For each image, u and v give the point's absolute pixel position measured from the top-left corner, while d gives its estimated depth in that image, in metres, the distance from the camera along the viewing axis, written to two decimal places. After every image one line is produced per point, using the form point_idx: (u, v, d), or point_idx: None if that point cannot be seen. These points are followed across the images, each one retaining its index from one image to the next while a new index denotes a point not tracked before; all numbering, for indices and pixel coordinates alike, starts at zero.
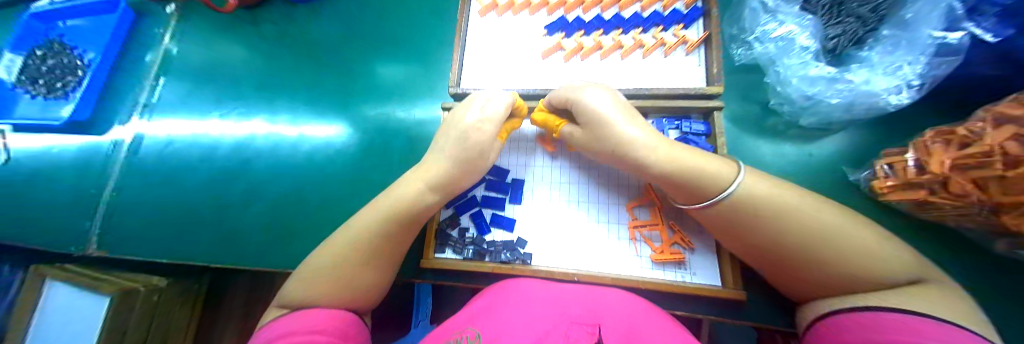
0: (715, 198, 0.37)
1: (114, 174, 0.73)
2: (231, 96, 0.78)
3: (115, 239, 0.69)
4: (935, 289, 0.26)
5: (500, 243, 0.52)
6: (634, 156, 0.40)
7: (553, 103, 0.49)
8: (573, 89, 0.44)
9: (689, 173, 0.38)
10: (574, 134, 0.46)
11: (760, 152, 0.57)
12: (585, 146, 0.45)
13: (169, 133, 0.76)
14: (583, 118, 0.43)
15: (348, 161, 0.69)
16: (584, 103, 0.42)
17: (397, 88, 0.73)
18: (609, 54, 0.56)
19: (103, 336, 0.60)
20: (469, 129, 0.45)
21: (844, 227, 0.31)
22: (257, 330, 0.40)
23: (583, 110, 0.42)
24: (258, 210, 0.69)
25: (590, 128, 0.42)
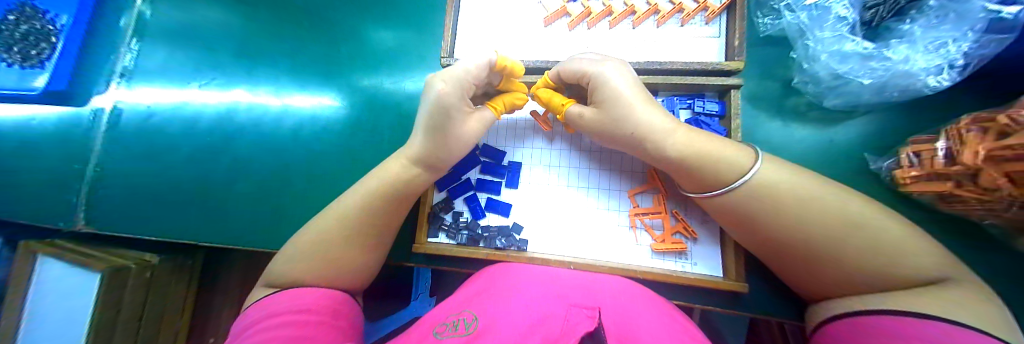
0: (728, 187, 0.35)
1: (96, 146, 0.71)
2: (210, 65, 0.74)
3: (104, 213, 0.69)
4: (963, 290, 0.25)
5: (494, 228, 0.50)
6: (657, 140, 0.37)
7: (562, 77, 0.43)
8: (592, 63, 0.40)
9: (709, 160, 0.35)
10: (585, 114, 0.40)
11: (776, 136, 0.53)
12: (597, 129, 0.39)
13: (148, 103, 0.73)
14: (604, 94, 0.38)
15: (336, 135, 0.66)
16: (608, 77, 0.38)
17: (385, 57, 0.68)
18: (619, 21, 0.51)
19: (96, 309, 0.63)
20: (440, 100, 0.39)
21: (869, 219, 0.29)
22: (244, 310, 0.39)
23: (606, 84, 0.37)
24: (247, 186, 0.67)
25: (609, 106, 0.38)
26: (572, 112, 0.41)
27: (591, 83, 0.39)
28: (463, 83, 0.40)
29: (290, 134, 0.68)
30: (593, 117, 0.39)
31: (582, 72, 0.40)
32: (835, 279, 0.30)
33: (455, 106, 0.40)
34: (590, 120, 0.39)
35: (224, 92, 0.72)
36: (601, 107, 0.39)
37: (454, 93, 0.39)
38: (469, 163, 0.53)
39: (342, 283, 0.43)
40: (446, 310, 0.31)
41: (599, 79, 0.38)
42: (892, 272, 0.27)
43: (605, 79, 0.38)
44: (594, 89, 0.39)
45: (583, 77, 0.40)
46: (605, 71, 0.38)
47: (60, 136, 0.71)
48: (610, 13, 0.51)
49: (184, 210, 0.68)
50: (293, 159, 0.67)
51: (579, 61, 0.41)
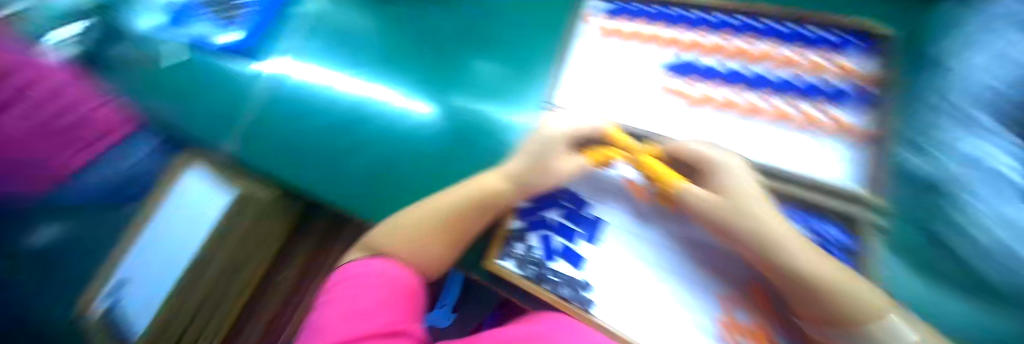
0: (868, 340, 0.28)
1: (251, 96, 0.87)
2: (353, 55, 0.87)
3: (243, 151, 0.83)
4: None
5: (563, 277, 0.51)
6: (785, 244, 0.33)
7: (676, 154, 0.46)
8: (711, 149, 0.43)
9: (851, 290, 0.30)
10: (700, 194, 0.40)
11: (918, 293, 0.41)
12: (711, 211, 0.38)
13: (296, 73, 0.86)
14: (724, 181, 0.39)
15: (437, 142, 0.72)
16: (729, 167, 0.40)
17: (499, 85, 0.73)
18: (738, 113, 0.52)
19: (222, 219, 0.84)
20: (547, 134, 0.51)
21: None
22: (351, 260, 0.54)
23: (726, 173, 0.39)
24: (352, 163, 0.76)
25: (728, 192, 0.38)
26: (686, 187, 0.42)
27: (706, 166, 0.42)
28: (571, 131, 0.51)
29: (398, 129, 0.76)
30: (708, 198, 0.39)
31: (699, 155, 0.43)
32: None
33: (555, 143, 0.50)
34: (705, 199, 0.39)
35: (364, 83, 0.82)
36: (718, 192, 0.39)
37: (561, 133, 0.50)
38: (553, 204, 0.57)
39: (419, 261, 0.53)
40: None
41: (719, 165, 0.40)
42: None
43: (725, 167, 0.40)
44: (711, 173, 0.41)
45: (700, 159, 0.43)
46: (728, 160, 0.40)
47: (234, 84, 0.89)
48: (737, 104, 0.53)
49: (300, 166, 0.80)
50: (401, 155, 0.73)
51: (700, 145, 0.44)
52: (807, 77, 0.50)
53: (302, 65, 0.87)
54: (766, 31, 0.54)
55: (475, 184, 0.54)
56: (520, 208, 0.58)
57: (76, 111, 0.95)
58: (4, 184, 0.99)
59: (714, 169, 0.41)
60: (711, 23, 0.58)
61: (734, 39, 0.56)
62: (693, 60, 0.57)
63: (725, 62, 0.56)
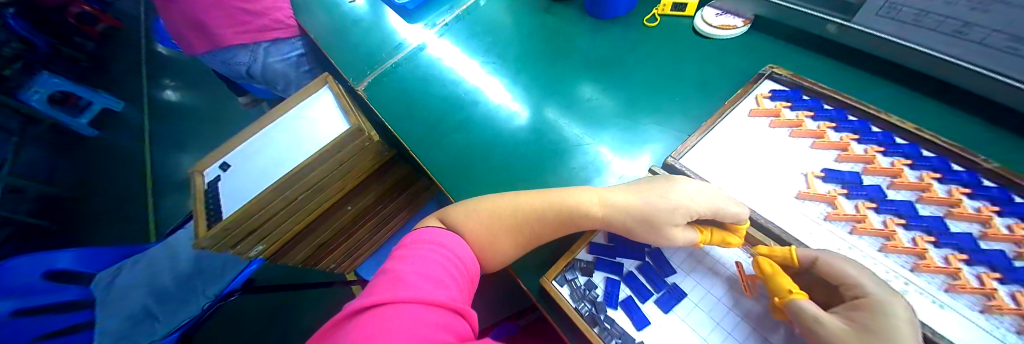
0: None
1: (401, 54, 1.02)
2: (494, 49, 0.97)
3: (374, 92, 0.96)
4: None
5: (618, 330, 0.47)
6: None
7: (818, 269, 0.41)
8: (871, 280, 0.36)
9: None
10: (822, 316, 0.35)
11: None
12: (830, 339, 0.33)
13: (444, 50, 1.00)
14: (869, 317, 0.33)
15: (542, 150, 0.77)
16: (889, 308, 0.33)
17: (616, 122, 0.78)
18: (895, 250, 0.46)
19: (335, 142, 0.90)
20: (683, 206, 0.47)
21: None
22: (438, 227, 0.54)
23: (880, 311, 0.33)
24: (460, 139, 0.83)
25: (873, 328, 0.31)
26: (803, 302, 0.37)
27: (862, 301, 0.35)
28: (710, 211, 0.47)
29: (509, 124, 0.83)
30: (830, 324, 0.34)
31: (852, 280, 0.37)
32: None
33: (687, 217, 0.47)
34: (825, 325, 0.34)
35: (489, 74, 0.93)
36: (854, 324, 0.33)
37: (699, 211, 0.47)
38: (631, 253, 0.55)
39: (491, 254, 0.53)
40: None
41: (875, 301, 0.34)
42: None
43: (885, 306, 0.33)
44: (860, 305, 0.35)
45: (853, 286, 0.37)
46: (895, 303, 0.33)
47: (391, 41, 1.06)
48: (889, 236, 0.47)
49: (414, 124, 0.89)
50: (503, 146, 0.80)
51: (856, 271, 0.38)
52: (988, 244, 0.44)
53: (449, 45, 1.01)
54: (948, 174, 0.49)
55: (571, 198, 0.53)
56: (592, 241, 0.57)
57: (261, 7, 1.18)
58: (195, 43, 1.26)
59: (869, 303, 0.34)
60: (886, 143, 0.55)
61: (911, 170, 0.52)
62: (851, 170, 0.54)
63: (887, 189, 0.52)
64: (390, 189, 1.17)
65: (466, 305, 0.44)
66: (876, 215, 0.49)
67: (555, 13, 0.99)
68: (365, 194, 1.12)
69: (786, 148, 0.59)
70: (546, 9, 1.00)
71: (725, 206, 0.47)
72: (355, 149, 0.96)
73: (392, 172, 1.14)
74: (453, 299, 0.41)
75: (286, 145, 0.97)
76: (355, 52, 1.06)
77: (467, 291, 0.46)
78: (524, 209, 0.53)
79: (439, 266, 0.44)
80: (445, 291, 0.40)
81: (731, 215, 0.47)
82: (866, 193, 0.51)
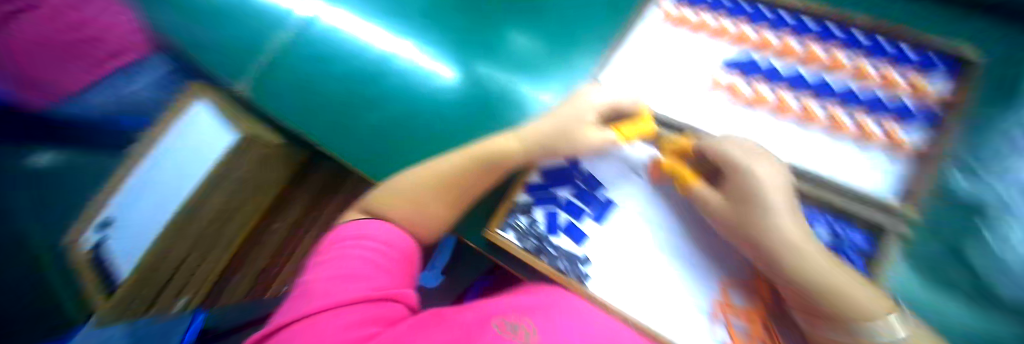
0: (857, 332, 0.31)
1: (283, 33, 0.85)
2: (387, 10, 0.84)
3: (266, 91, 0.84)
4: None
5: (563, 252, 0.50)
6: (783, 254, 0.35)
7: (709, 154, 0.44)
8: (741, 155, 0.41)
9: (844, 298, 0.32)
10: (711, 200, 0.42)
11: (918, 304, 0.41)
12: (718, 219, 0.41)
13: (333, 22, 0.85)
14: (745, 192, 0.39)
15: (462, 109, 0.72)
16: (758, 179, 0.38)
17: (532, 61, 0.73)
18: (782, 115, 0.48)
19: None
20: (583, 104, 0.49)
21: None
22: (342, 223, 0.48)
23: (752, 183, 0.39)
24: (373, 118, 0.77)
25: (750, 200, 0.39)
26: (699, 191, 0.43)
27: (736, 175, 0.41)
28: (609, 104, 0.49)
29: (423, 91, 0.76)
30: (718, 206, 0.41)
31: (729, 161, 0.41)
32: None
33: (592, 114, 0.48)
34: (714, 203, 0.42)
35: (395, 38, 0.81)
36: (733, 201, 0.40)
37: (599, 105, 0.49)
38: (563, 181, 0.54)
39: (420, 229, 0.49)
40: (498, 312, 0.41)
41: (747, 175, 0.39)
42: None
43: (755, 178, 0.39)
44: (736, 182, 0.41)
45: (728, 167, 0.41)
46: (763, 171, 0.39)
47: (261, 22, 0.86)
48: (779, 105, 0.49)
49: (319, 115, 0.81)
50: (422, 121, 0.74)
51: (733, 151, 0.42)
52: (859, 86, 0.46)
53: (335, 12, 0.85)
54: (823, 34, 0.50)
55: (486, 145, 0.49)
56: (528, 182, 0.55)
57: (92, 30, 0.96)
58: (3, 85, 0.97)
59: (741, 177, 0.40)
60: (772, 20, 0.54)
61: (796, 40, 0.51)
62: (744, 52, 0.54)
63: (777, 62, 0.51)
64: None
65: (404, 285, 0.42)
66: (768, 88, 0.51)
67: None
68: None
69: (688, 46, 0.57)
70: None
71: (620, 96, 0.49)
72: None
73: None
74: (385, 287, 0.39)
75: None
76: (226, 52, 0.86)
77: (402, 270, 0.43)
78: (440, 170, 0.49)
79: (360, 260, 0.40)
80: (373, 283, 0.38)
81: (627, 100, 0.50)
82: (758, 71, 0.51)
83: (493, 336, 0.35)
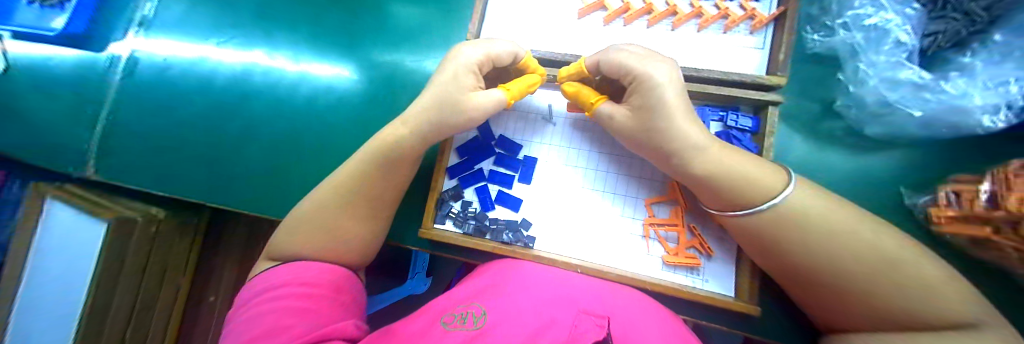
0: (754, 209, 0.34)
1: (114, 85, 0.70)
2: (228, 23, 0.71)
3: (114, 164, 0.68)
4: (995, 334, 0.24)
5: (503, 222, 0.48)
6: (688, 155, 0.35)
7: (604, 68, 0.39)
8: (636, 59, 0.36)
9: (741, 182, 0.34)
10: (616, 116, 0.38)
11: (791, 154, 0.50)
12: (625, 134, 0.38)
13: (167, 55, 0.70)
14: (646, 99, 0.35)
15: (351, 110, 0.63)
16: (657, 82, 0.34)
17: (410, 33, 0.64)
18: (657, 21, 0.48)
19: (101, 262, 0.63)
20: (458, 67, 0.41)
21: (904, 255, 0.29)
22: (251, 279, 0.42)
23: (652, 89, 0.34)
24: (256, 152, 0.65)
25: (651, 112, 0.35)
26: (604, 111, 0.39)
27: (635, 84, 0.36)
28: (485, 60, 0.42)
29: (305, 102, 0.65)
30: (623, 121, 0.38)
31: (627, 69, 0.36)
32: (857, 304, 0.30)
33: (471, 75, 0.42)
34: (619, 122, 0.38)
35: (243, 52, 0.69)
36: (636, 112, 0.36)
37: (476, 61, 0.41)
38: (483, 154, 0.51)
39: (343, 259, 0.44)
40: (459, 300, 0.36)
41: (647, 80, 0.35)
42: (923, 279, 0.27)
43: (654, 82, 0.34)
44: (637, 90, 0.36)
45: (627, 75, 0.36)
46: (660, 73, 0.34)
47: (83, 83, 0.70)
48: (650, 11, 0.48)
49: (190, 169, 0.67)
50: (308, 136, 0.64)
51: (627, 57, 0.37)
52: None
53: (166, 43, 0.71)
54: None
55: (377, 140, 0.44)
56: (449, 166, 0.51)
57: None
58: None
59: (642, 87, 0.35)
60: None
61: None
62: None
63: None
64: (246, 249, 0.90)
65: (336, 321, 0.35)
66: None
67: None
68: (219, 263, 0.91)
69: None
70: None
71: (493, 47, 0.41)
72: (142, 247, 0.69)
73: (233, 229, 0.91)
74: (296, 330, 0.32)
75: (57, 294, 0.68)
76: (59, 133, 0.69)
77: (335, 308, 0.37)
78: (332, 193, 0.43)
79: (271, 311, 0.34)
80: (293, 331, 0.31)
81: (504, 54, 0.41)
82: None
83: (440, 332, 0.29)
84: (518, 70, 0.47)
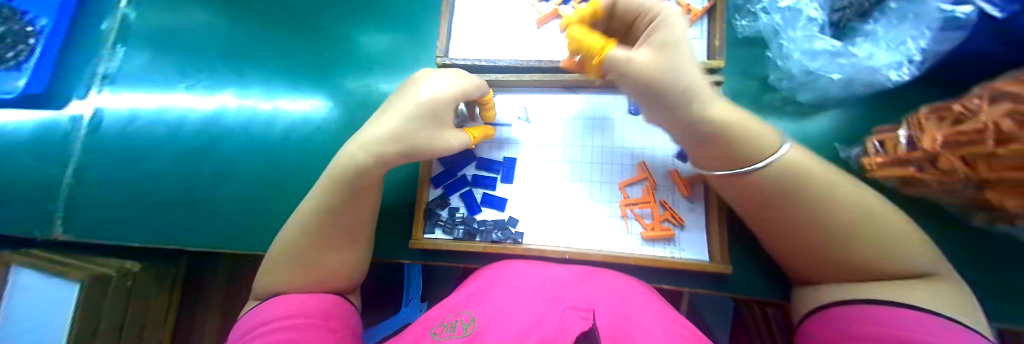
0: (761, 164, 0.32)
1: (77, 144, 0.68)
2: (194, 67, 0.71)
3: (81, 225, 0.65)
4: (945, 290, 0.27)
5: (491, 223, 0.49)
6: (707, 101, 0.32)
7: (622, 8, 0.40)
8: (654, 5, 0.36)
9: (745, 141, 0.32)
10: (635, 57, 0.34)
11: None
12: (646, 76, 0.33)
13: (130, 106, 0.70)
14: (671, 37, 0.33)
15: (328, 138, 0.64)
16: (674, 19, 0.34)
17: (380, 59, 0.67)
18: None
19: (75, 324, 0.60)
20: (433, 101, 0.40)
21: (885, 210, 0.30)
22: (241, 315, 0.42)
23: (676, 27, 0.33)
24: (232, 190, 0.64)
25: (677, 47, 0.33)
26: (619, 54, 0.35)
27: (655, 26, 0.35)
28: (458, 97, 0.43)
29: (280, 136, 0.66)
30: (642, 60, 0.34)
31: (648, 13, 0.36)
32: (825, 261, 0.32)
33: (444, 113, 0.42)
34: (640, 60, 0.33)
35: (213, 94, 0.69)
36: (657, 49, 0.33)
37: (449, 98, 0.41)
38: (465, 160, 0.53)
39: (336, 280, 0.44)
40: (447, 310, 0.37)
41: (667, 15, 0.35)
42: (882, 242, 0.29)
43: (671, 16, 0.34)
44: (657, 30, 0.34)
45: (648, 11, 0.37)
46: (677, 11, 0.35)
47: (43, 146, 0.68)
48: None
49: (163, 218, 0.65)
50: (287, 167, 0.64)
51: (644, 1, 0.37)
52: None
53: (132, 96, 0.70)
54: None
55: None
56: (433, 176, 0.53)
57: None
58: None
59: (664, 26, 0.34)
60: None
61: None
62: None
63: None
64: (229, 293, 0.89)
65: None
66: None
67: None
68: (202, 310, 0.87)
69: None
70: None
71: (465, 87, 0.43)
72: (121, 302, 0.66)
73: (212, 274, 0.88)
74: None
75: None
76: (20, 199, 0.67)
77: (326, 337, 0.37)
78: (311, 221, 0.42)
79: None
80: None
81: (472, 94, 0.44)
82: None
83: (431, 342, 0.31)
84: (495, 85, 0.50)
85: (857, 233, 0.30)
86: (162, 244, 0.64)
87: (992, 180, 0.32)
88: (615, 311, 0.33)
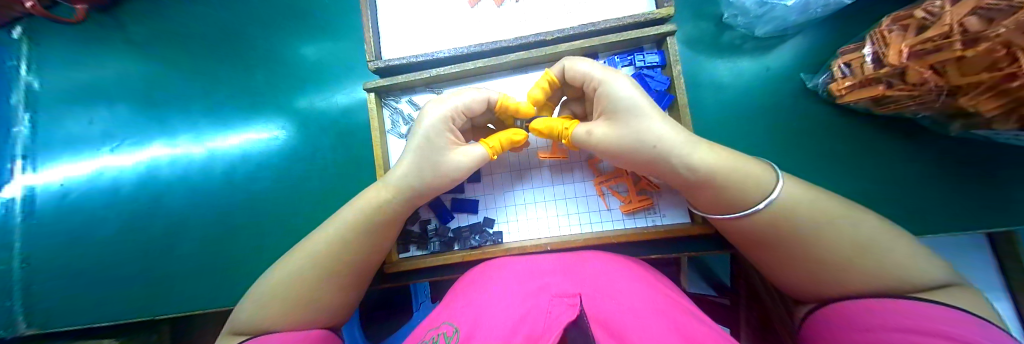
0: (749, 210, 0.30)
1: (18, 228, 0.67)
2: (118, 126, 0.71)
3: (46, 313, 0.65)
4: (966, 296, 0.23)
5: (466, 228, 0.47)
6: (682, 153, 0.31)
7: (567, 78, 0.37)
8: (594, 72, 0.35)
9: (736, 180, 0.31)
10: (596, 130, 0.34)
11: None
12: (613, 147, 0.33)
13: (62, 181, 0.69)
14: (621, 103, 0.33)
15: (277, 167, 0.66)
16: (623, 85, 0.33)
17: (312, 75, 0.66)
18: None
19: None
20: (433, 128, 0.36)
21: (876, 239, 0.27)
22: None
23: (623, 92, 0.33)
24: (187, 248, 0.66)
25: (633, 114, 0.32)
26: (580, 131, 0.35)
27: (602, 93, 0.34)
28: (456, 113, 0.37)
29: (223, 177, 0.67)
30: (604, 133, 0.34)
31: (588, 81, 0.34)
32: (802, 278, 0.29)
33: (445, 134, 0.37)
34: (600, 134, 0.34)
35: (139, 150, 0.70)
36: (613, 122, 0.34)
37: (449, 117, 0.37)
38: None
39: None
40: (424, 330, 0.29)
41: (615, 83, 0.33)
42: (886, 273, 0.25)
43: (622, 85, 0.33)
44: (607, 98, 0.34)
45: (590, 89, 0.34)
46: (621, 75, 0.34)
47: None
48: None
49: (125, 286, 0.66)
50: (255, 208, 0.66)
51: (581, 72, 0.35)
52: None
53: (61, 168, 0.69)
54: None
55: None
56: None
57: None
58: None
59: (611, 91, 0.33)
60: None
61: None
62: None
63: None
64: None
65: None
66: None
67: (130, 18, 0.72)
68: None
69: None
70: (115, 26, 0.72)
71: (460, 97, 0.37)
72: None
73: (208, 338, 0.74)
74: None
75: None
76: None
77: None
78: None
79: None
80: None
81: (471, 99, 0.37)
82: None
83: None
84: (435, 80, 0.46)
85: (859, 260, 0.26)
86: (157, 312, 0.66)
87: (965, 84, 0.34)
88: (609, 292, 0.26)
